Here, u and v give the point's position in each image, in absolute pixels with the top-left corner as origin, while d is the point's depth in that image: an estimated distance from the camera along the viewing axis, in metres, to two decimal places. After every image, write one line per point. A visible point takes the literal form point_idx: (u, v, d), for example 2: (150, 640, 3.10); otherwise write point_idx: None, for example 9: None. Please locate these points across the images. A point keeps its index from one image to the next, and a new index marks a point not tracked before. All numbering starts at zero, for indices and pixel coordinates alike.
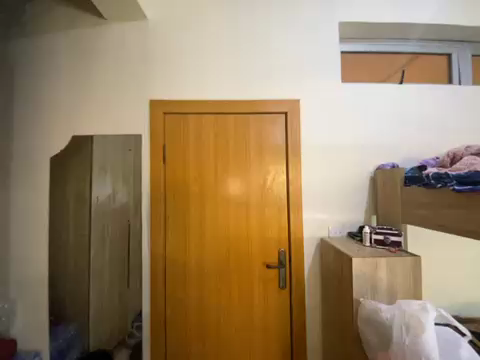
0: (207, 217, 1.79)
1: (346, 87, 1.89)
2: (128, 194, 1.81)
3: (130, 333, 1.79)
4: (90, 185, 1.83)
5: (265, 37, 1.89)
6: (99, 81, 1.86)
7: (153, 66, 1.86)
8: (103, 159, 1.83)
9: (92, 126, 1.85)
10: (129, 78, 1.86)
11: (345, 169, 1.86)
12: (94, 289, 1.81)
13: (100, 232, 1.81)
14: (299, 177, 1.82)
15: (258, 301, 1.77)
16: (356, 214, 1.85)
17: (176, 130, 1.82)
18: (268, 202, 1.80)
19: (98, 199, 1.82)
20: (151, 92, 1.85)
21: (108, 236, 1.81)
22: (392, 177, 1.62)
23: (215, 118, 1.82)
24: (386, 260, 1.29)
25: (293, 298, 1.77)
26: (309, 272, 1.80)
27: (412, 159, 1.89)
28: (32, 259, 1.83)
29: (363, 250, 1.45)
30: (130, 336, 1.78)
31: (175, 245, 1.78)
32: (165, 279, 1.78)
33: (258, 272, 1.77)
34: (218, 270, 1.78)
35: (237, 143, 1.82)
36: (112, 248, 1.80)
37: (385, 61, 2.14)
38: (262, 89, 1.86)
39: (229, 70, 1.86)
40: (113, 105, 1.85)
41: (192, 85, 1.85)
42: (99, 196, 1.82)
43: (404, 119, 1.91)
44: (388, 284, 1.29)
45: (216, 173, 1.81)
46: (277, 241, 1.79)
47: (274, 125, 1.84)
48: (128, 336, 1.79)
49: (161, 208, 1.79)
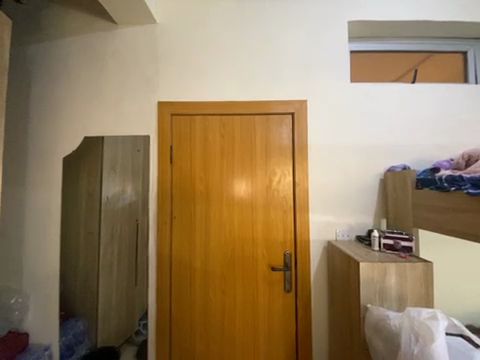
0: (213, 218, 1.80)
1: (355, 87, 1.86)
2: (136, 193, 1.84)
3: (136, 331, 1.81)
4: (100, 185, 1.88)
5: (273, 38, 1.88)
6: (110, 85, 1.92)
7: (161, 68, 1.90)
8: (113, 159, 1.87)
9: (103, 127, 1.90)
10: (138, 80, 1.90)
11: (353, 171, 1.82)
12: (103, 286, 1.86)
13: (110, 231, 1.86)
14: (306, 178, 1.79)
15: (263, 303, 1.75)
16: (365, 217, 1.80)
17: (182, 131, 1.84)
18: (274, 203, 1.79)
19: (108, 199, 1.87)
20: (160, 94, 1.88)
21: (116, 234, 1.85)
22: (402, 179, 1.57)
23: (221, 119, 1.83)
24: (396, 265, 1.24)
25: (299, 301, 1.73)
26: (315, 275, 1.77)
27: (424, 160, 1.82)
28: (45, 255, 1.89)
29: (371, 254, 1.41)
30: (137, 334, 1.81)
31: (181, 244, 1.80)
32: (171, 277, 1.80)
33: (263, 273, 1.76)
34: (223, 271, 1.78)
35: (244, 143, 1.82)
36: (120, 247, 1.84)
37: (397, 61, 2.09)
38: (268, 90, 1.85)
39: (236, 72, 1.87)
40: (123, 107, 1.90)
41: (199, 86, 1.87)
42: (108, 195, 1.87)
43: (415, 120, 1.84)
44: (398, 290, 1.24)
45: (221, 173, 1.81)
46: (283, 243, 1.77)
47: (281, 125, 1.82)
48: (135, 333, 1.81)
49: (167, 207, 1.81)
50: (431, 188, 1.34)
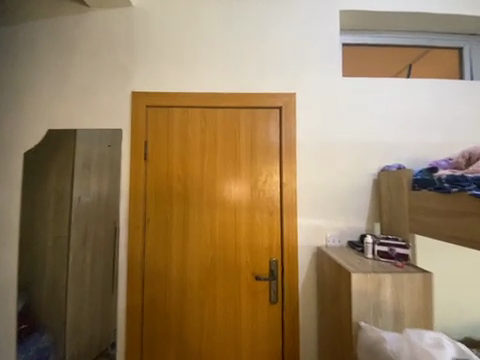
0: (192, 221, 1.62)
1: (348, 81, 1.73)
2: (108, 194, 1.65)
3: (113, 342, 1.60)
4: (72, 183, 1.68)
5: (264, 30, 1.74)
6: (80, 73, 1.72)
7: (136, 55, 1.72)
8: (88, 157, 1.69)
9: (72, 118, 1.70)
10: (111, 68, 1.72)
11: (345, 171, 1.68)
12: (67, 298, 1.65)
13: (82, 235, 1.66)
14: (294, 178, 1.64)
15: (246, 316, 1.58)
16: (358, 221, 1.64)
17: (159, 124, 1.65)
18: (260, 206, 1.63)
19: (80, 200, 1.67)
20: (134, 84, 1.70)
21: (88, 239, 1.65)
22: (397, 179, 1.42)
23: (202, 112, 1.66)
24: (392, 277, 1.11)
25: (286, 314, 1.57)
26: (304, 285, 1.60)
27: (420, 160, 1.71)
28: (4, 262, 1.67)
29: (364, 262, 1.26)
30: (113, 347, 1.60)
31: (154, 251, 1.61)
32: (144, 289, 1.61)
33: (246, 283, 1.59)
34: (202, 281, 1.60)
35: (226, 140, 1.65)
36: (93, 252, 1.65)
37: (391, 55, 1.97)
38: (254, 82, 1.70)
39: (219, 62, 1.71)
40: (94, 97, 1.70)
41: (178, 76, 1.70)
42: (81, 196, 1.67)
43: (411, 117, 1.73)
44: (394, 305, 1.11)
45: (202, 173, 1.64)
46: (268, 250, 1.60)
47: (267, 121, 1.67)
48: (111, 345, 1.60)
49: (140, 209, 1.62)
50: (431, 189, 1.19)
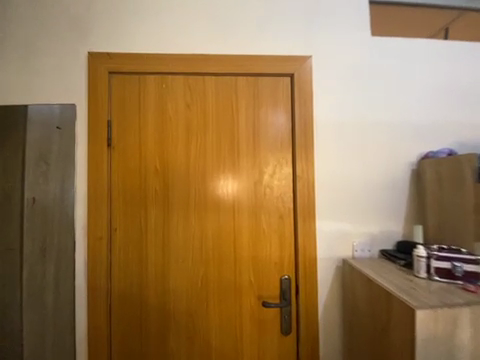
0: (174, 229, 1.21)
1: (375, 44, 1.34)
2: (58, 195, 1.20)
3: None
4: (21, 178, 1.19)
5: None
6: (16, 27, 1.24)
7: (95, 5, 1.25)
8: (35, 141, 1.20)
9: (6, 90, 1.22)
10: (60, 21, 1.24)
11: (374, 160, 1.30)
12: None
13: (36, 251, 1.18)
14: (311, 169, 1.25)
15: (250, 352, 1.20)
16: (393, 224, 1.29)
17: (128, 97, 1.22)
18: (266, 207, 1.23)
19: (35, 202, 1.19)
20: (93, 44, 1.24)
21: (41, 256, 1.19)
22: (455, 167, 1.05)
23: (186, 82, 1.23)
24: (470, 310, 0.75)
25: (302, 349, 1.20)
26: (324, 308, 1.24)
27: (466, 143, 1.35)
28: None
29: (419, 285, 0.90)
30: None
31: (124, 270, 1.20)
32: (112, 321, 1.20)
33: (249, 309, 1.21)
34: (189, 308, 1.20)
35: (220, 120, 1.24)
36: (49, 273, 1.19)
37: (425, 17, 1.58)
38: (256, 43, 1.28)
39: (207, 15, 1.28)
40: (37, 60, 1.23)
41: (153, 34, 1.26)
42: (35, 196, 1.19)
43: (453, 90, 1.37)
44: (473, 351, 0.76)
45: (187, 163, 1.22)
46: (279, 264, 1.22)
47: (274, 95, 1.26)
48: None
49: (104, 214, 1.19)
50: None
